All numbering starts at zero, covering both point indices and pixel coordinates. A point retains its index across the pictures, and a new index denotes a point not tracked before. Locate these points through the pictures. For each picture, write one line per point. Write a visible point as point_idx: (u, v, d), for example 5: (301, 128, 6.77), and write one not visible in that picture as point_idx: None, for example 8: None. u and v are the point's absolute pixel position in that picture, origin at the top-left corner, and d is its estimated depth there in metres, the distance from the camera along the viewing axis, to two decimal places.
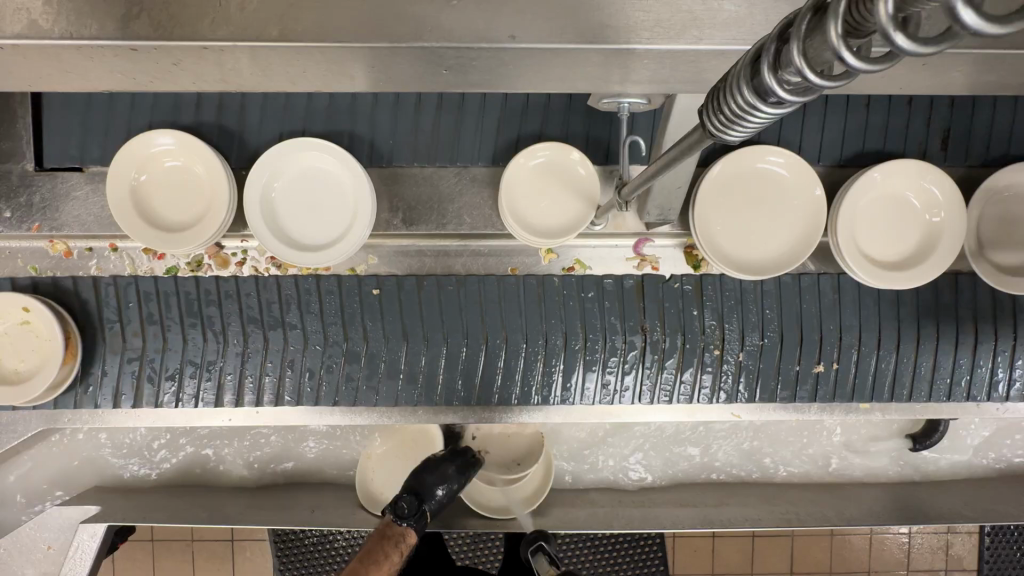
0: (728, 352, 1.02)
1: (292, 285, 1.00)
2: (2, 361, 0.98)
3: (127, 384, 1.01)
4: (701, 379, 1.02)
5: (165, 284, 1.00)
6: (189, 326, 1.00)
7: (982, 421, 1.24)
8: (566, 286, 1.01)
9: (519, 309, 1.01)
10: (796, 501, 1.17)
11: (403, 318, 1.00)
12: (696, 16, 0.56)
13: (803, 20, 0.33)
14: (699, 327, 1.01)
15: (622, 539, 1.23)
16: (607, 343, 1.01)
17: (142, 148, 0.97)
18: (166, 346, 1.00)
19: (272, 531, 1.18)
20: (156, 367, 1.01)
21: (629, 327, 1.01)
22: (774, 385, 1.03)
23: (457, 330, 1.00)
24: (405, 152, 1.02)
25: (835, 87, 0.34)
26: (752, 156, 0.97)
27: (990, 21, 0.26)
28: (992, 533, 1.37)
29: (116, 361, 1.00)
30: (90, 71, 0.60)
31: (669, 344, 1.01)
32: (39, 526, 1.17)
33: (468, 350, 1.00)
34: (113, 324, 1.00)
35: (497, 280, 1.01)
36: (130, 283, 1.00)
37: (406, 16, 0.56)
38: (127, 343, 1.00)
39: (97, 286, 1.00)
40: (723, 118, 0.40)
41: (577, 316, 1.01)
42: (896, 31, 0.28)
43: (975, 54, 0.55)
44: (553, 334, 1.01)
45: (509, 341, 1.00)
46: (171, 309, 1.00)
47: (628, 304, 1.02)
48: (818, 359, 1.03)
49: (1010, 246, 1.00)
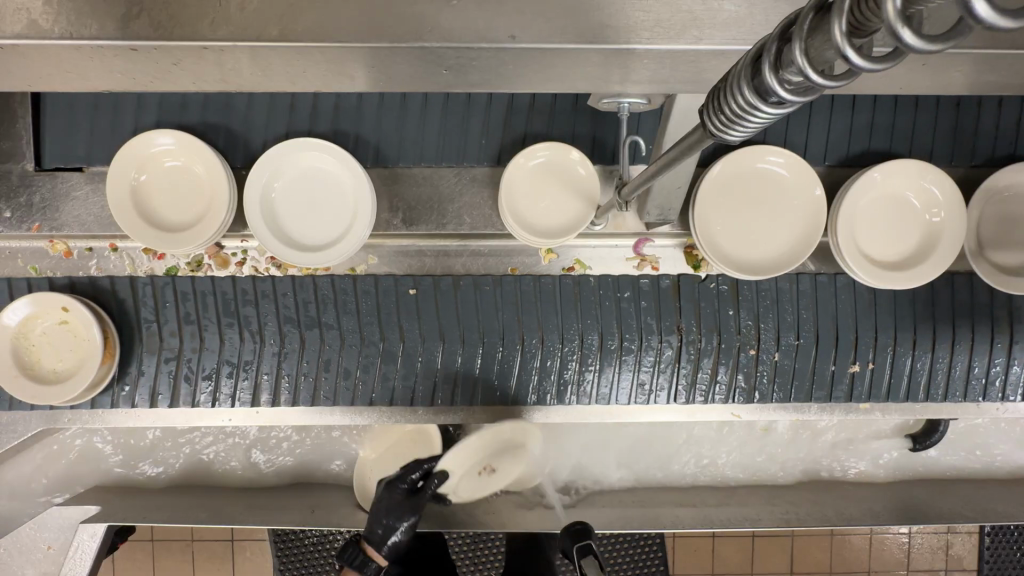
0: (764, 351, 1.02)
1: (328, 285, 1.01)
2: (41, 361, 0.99)
3: (164, 383, 1.01)
4: (738, 378, 1.03)
5: (202, 284, 1.01)
6: (226, 327, 1.01)
7: (982, 421, 1.23)
8: (602, 286, 1.02)
9: (557, 309, 1.01)
10: (796, 501, 1.17)
11: (439, 318, 1.01)
12: (696, 16, 0.56)
13: (805, 20, 0.33)
14: (735, 327, 1.02)
15: (622, 539, 1.23)
16: (643, 343, 1.02)
17: (142, 148, 0.97)
18: (203, 347, 1.01)
19: (272, 531, 1.18)
20: (194, 367, 1.01)
21: (665, 327, 1.02)
22: (808, 386, 1.04)
23: (495, 329, 1.01)
24: (405, 151, 1.02)
25: (836, 87, 0.35)
26: (752, 156, 0.97)
27: (1004, 15, 0.26)
28: (991, 533, 1.37)
29: (154, 362, 1.01)
30: (90, 71, 0.60)
31: (705, 344, 1.02)
32: (39, 525, 1.16)
33: (504, 350, 1.01)
34: (149, 324, 1.01)
35: (534, 280, 1.02)
36: (168, 283, 1.01)
37: (406, 16, 0.56)
38: (164, 344, 1.01)
39: (134, 286, 1.00)
40: (723, 118, 0.40)
41: (613, 316, 1.01)
42: (905, 28, 0.28)
43: (975, 54, 0.55)
44: (589, 333, 1.01)
45: (546, 340, 1.01)
46: (208, 310, 1.01)
47: (664, 303, 1.02)
48: (854, 359, 1.03)
49: (1011, 246, 1.00)
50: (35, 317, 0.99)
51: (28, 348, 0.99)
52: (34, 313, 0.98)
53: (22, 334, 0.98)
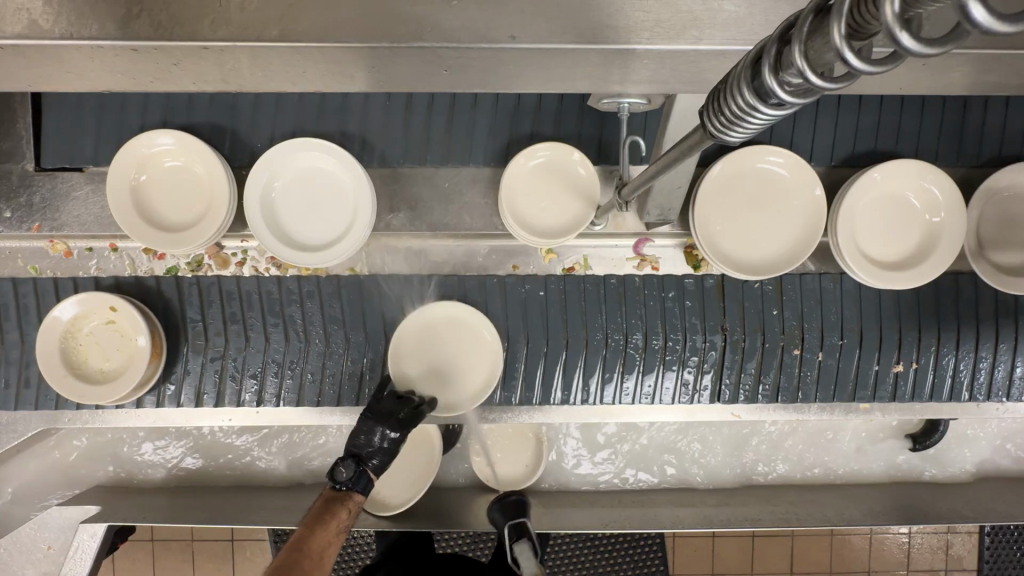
0: (809, 351, 1.03)
1: (375, 285, 1.02)
2: (89, 361, 0.99)
3: (208, 383, 1.02)
4: (782, 379, 1.04)
5: (247, 284, 1.01)
6: (271, 327, 1.01)
7: (982, 421, 1.23)
8: (647, 286, 1.03)
9: (603, 307, 1.02)
10: (795, 501, 1.17)
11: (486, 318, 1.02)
12: (696, 16, 0.56)
13: (805, 22, 0.33)
14: (781, 327, 1.03)
15: (623, 538, 1.23)
16: (688, 342, 1.02)
17: (142, 148, 0.97)
18: (248, 346, 1.01)
19: (273, 530, 1.21)
20: (239, 366, 1.02)
21: (710, 327, 1.02)
22: (851, 386, 1.05)
23: (540, 332, 1.02)
24: (404, 151, 1.02)
25: (836, 89, 0.34)
26: (752, 156, 0.97)
27: (1002, 19, 0.26)
28: (991, 533, 1.37)
29: (199, 361, 1.02)
30: (89, 71, 0.60)
31: (750, 344, 1.03)
32: (39, 526, 1.16)
33: (549, 350, 1.02)
34: (195, 324, 1.01)
35: (581, 279, 1.02)
36: (213, 283, 1.01)
37: (406, 17, 0.56)
38: (210, 343, 1.01)
39: (180, 286, 1.01)
40: (723, 119, 0.40)
41: (658, 315, 1.02)
42: (903, 31, 0.28)
43: (975, 54, 0.55)
44: (633, 332, 1.02)
45: (591, 340, 1.01)
46: (254, 309, 1.01)
47: (709, 303, 1.03)
48: (898, 358, 1.04)
49: (1011, 246, 1.00)
50: (83, 317, 0.99)
51: (76, 348, 0.99)
52: (82, 313, 0.99)
53: (71, 334, 0.99)
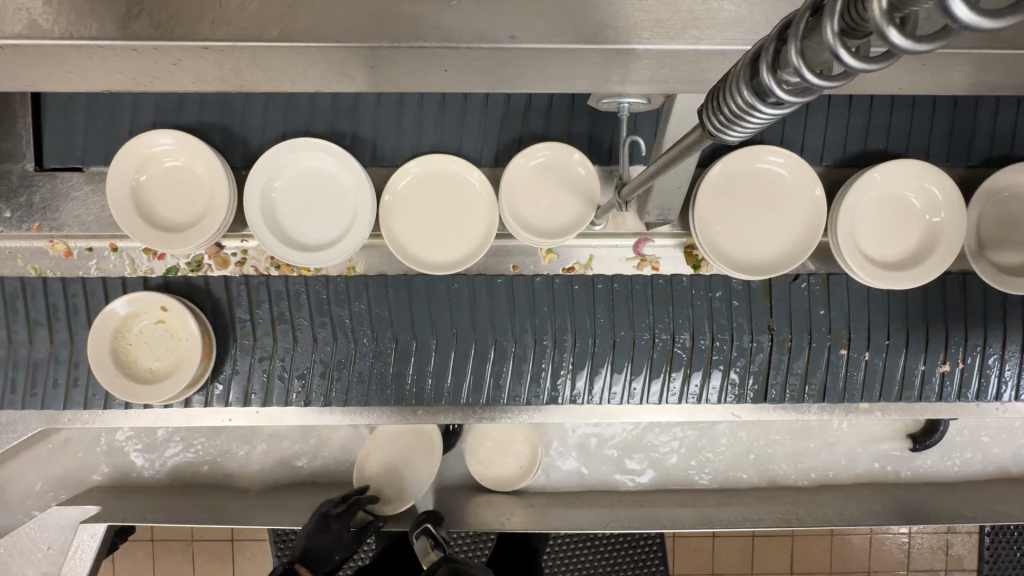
0: (855, 351, 1.03)
1: (423, 285, 1.01)
2: (138, 360, 0.99)
3: (257, 382, 1.01)
4: (829, 379, 1.04)
5: (296, 283, 1.01)
6: (319, 326, 1.01)
7: (982, 421, 1.23)
8: (694, 286, 1.02)
9: (649, 306, 1.02)
10: (796, 501, 1.18)
11: (532, 317, 1.01)
12: (695, 16, 0.56)
13: (800, 20, 0.33)
14: (827, 326, 1.02)
15: (624, 538, 1.23)
16: (735, 343, 1.02)
17: (142, 148, 0.97)
18: (297, 346, 1.01)
19: (272, 531, 1.20)
20: (288, 366, 1.01)
21: (757, 327, 1.02)
22: (897, 387, 1.05)
23: (586, 329, 1.01)
24: (403, 151, 1.02)
25: (835, 87, 0.34)
26: (751, 156, 0.97)
27: (986, 14, 0.26)
28: (992, 533, 1.37)
29: (248, 361, 1.01)
30: (90, 71, 0.60)
31: (796, 344, 1.02)
32: (39, 525, 1.16)
33: (597, 347, 1.01)
34: (244, 324, 1.01)
35: (627, 280, 1.02)
36: (262, 283, 1.01)
37: (406, 17, 0.56)
38: (258, 343, 1.01)
39: (229, 286, 1.01)
40: (723, 117, 0.40)
41: (704, 315, 1.02)
42: (891, 27, 0.28)
43: (974, 53, 0.55)
44: (680, 331, 1.02)
45: (638, 340, 1.01)
46: (303, 309, 1.00)
47: (756, 303, 1.02)
48: (943, 359, 1.04)
49: (1011, 246, 1.01)
50: (134, 317, 0.99)
51: (126, 348, 0.99)
52: (132, 312, 0.99)
53: (121, 333, 0.99)
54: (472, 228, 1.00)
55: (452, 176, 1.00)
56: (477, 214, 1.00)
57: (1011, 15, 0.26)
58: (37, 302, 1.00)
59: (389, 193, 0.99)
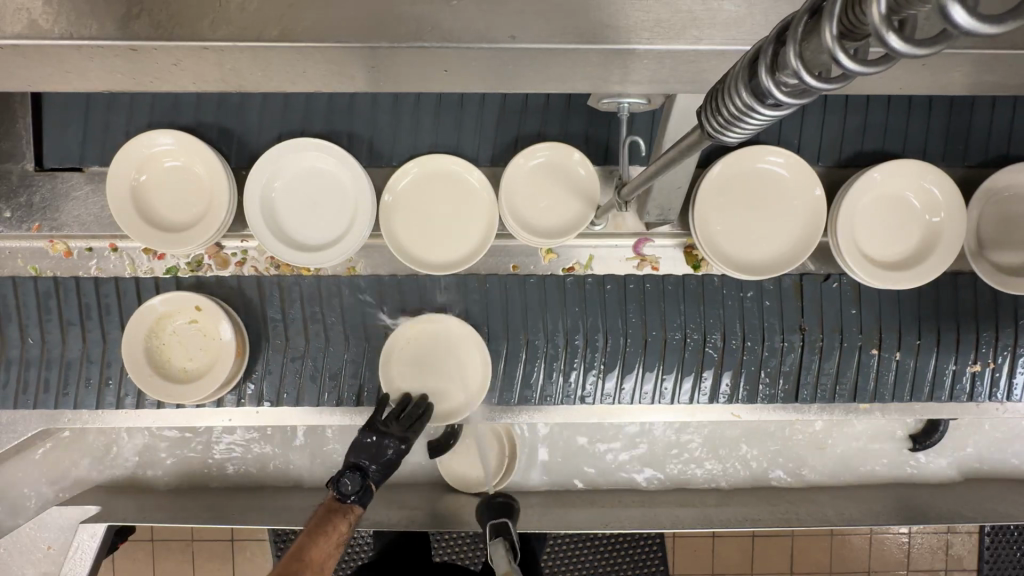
0: (886, 351, 1.03)
1: (454, 284, 1.03)
2: (172, 360, 1.00)
3: (290, 383, 1.03)
4: (860, 379, 1.04)
5: (327, 283, 1.02)
6: (351, 327, 1.03)
7: (982, 421, 1.23)
8: (725, 286, 1.03)
9: (681, 306, 1.02)
10: (796, 501, 1.18)
11: (565, 316, 1.02)
12: (695, 16, 0.56)
13: (799, 23, 0.33)
14: (858, 327, 1.03)
15: (622, 539, 1.23)
16: (767, 343, 1.03)
17: (142, 148, 0.97)
18: (329, 346, 1.02)
19: (272, 531, 1.21)
20: (320, 367, 1.03)
21: (788, 327, 1.03)
22: (928, 387, 1.05)
23: (617, 327, 1.02)
24: (403, 151, 1.02)
25: (834, 89, 0.34)
26: (752, 156, 0.97)
27: (986, 21, 0.26)
28: (991, 533, 1.37)
29: (281, 361, 1.02)
30: (89, 71, 0.60)
31: (827, 343, 1.03)
32: (39, 525, 1.15)
33: (629, 347, 1.02)
34: (276, 324, 1.02)
35: (659, 280, 1.03)
36: (295, 283, 1.02)
37: (407, 17, 0.56)
38: (291, 342, 1.02)
39: (262, 286, 1.02)
40: (722, 119, 0.40)
41: (736, 316, 1.02)
42: (891, 31, 0.28)
43: (975, 54, 0.55)
44: (712, 331, 1.02)
45: (669, 340, 1.02)
46: (335, 309, 1.02)
47: (787, 304, 1.03)
48: (975, 359, 1.04)
49: (1010, 246, 1.01)
50: (168, 316, 0.99)
51: (160, 347, 0.99)
52: (167, 312, 0.99)
53: (155, 333, 0.99)
54: (472, 227, 1.00)
55: (452, 176, 1.00)
56: (477, 215, 1.00)
57: (1009, 21, 0.26)
58: (69, 302, 1.00)
59: (389, 193, 0.99)
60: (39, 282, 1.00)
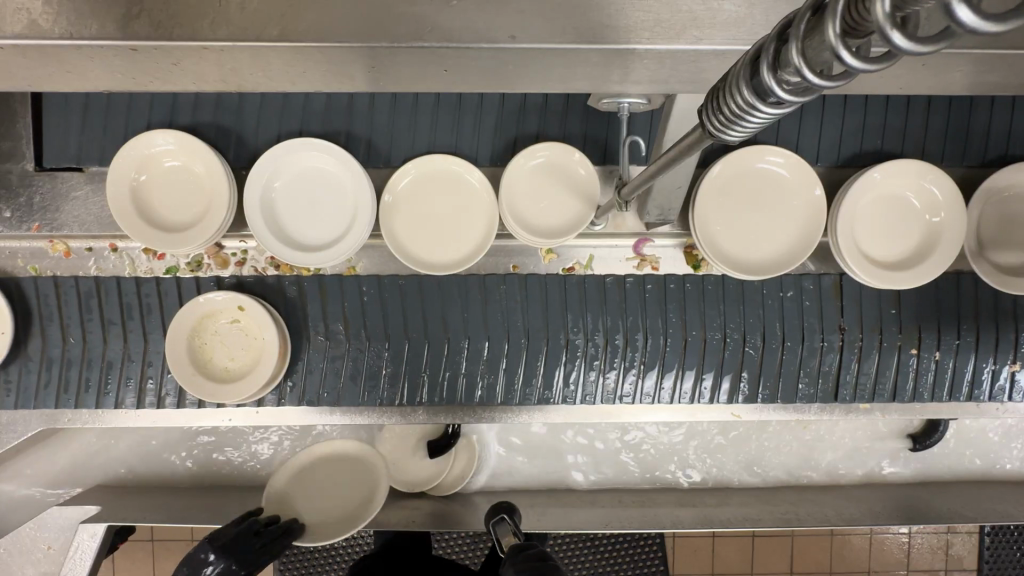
0: (925, 351, 1.03)
1: (496, 283, 1.02)
2: (214, 359, 1.00)
3: (331, 382, 1.03)
4: (898, 381, 1.04)
5: (367, 283, 1.01)
6: (391, 325, 1.02)
7: (981, 421, 1.23)
8: (766, 285, 1.02)
9: (721, 306, 1.02)
10: (795, 501, 1.18)
11: (605, 314, 1.02)
12: (695, 16, 0.56)
13: (802, 20, 0.33)
14: (898, 326, 1.03)
15: (621, 539, 1.24)
16: (807, 343, 1.03)
17: (142, 148, 0.97)
18: (368, 345, 1.01)
19: None
20: (359, 367, 1.02)
21: (828, 327, 1.03)
22: (966, 388, 1.05)
23: (657, 326, 1.02)
24: (402, 151, 1.02)
25: (835, 87, 0.34)
26: (752, 156, 0.97)
27: (989, 19, 0.26)
28: (992, 534, 1.37)
29: (321, 359, 1.02)
30: (89, 71, 0.60)
31: (867, 343, 1.03)
32: (39, 525, 1.15)
33: (668, 346, 1.02)
34: (316, 322, 1.01)
35: (699, 280, 1.02)
36: (337, 281, 1.02)
37: (407, 17, 0.56)
38: (331, 341, 1.02)
39: (302, 285, 1.01)
40: (723, 117, 0.40)
41: (776, 315, 1.02)
42: (894, 29, 0.28)
43: (974, 53, 0.55)
44: (751, 332, 1.02)
45: (708, 340, 1.02)
46: (376, 308, 1.01)
47: (826, 303, 1.03)
48: (1014, 359, 1.04)
49: (1011, 246, 1.01)
50: (211, 316, 0.99)
51: (201, 347, 0.99)
52: (210, 312, 0.99)
53: (197, 332, 0.99)
54: (472, 228, 1.00)
55: (452, 177, 1.00)
56: (476, 217, 1.00)
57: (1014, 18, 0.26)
58: (111, 301, 1.00)
59: (389, 193, 0.99)
60: (80, 282, 1.00)
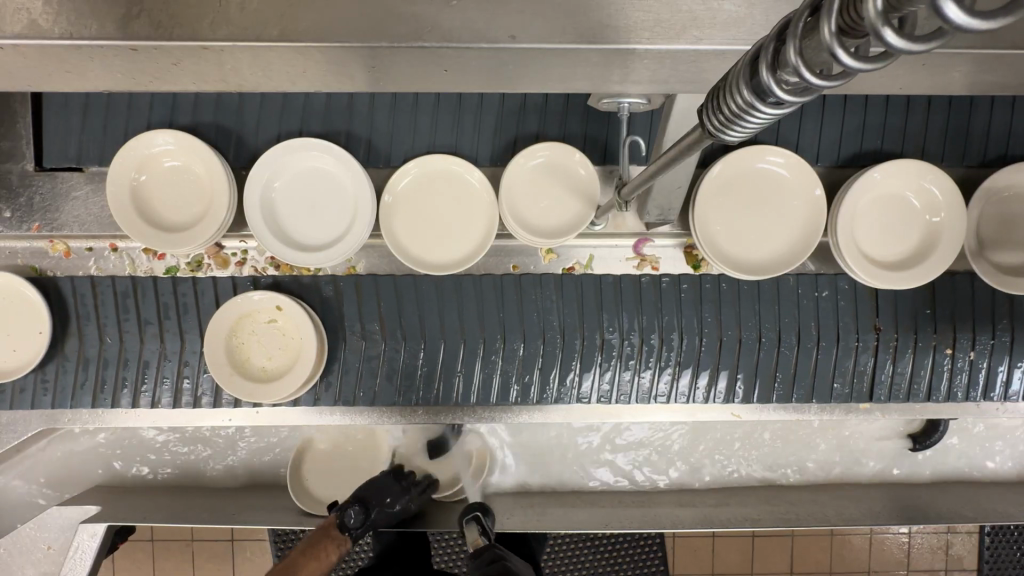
0: (960, 352, 1.03)
1: (534, 282, 1.02)
2: (251, 358, 1.00)
3: (367, 380, 1.02)
4: (933, 382, 1.04)
5: (405, 280, 1.01)
6: (428, 325, 1.01)
7: (982, 421, 1.23)
8: (801, 285, 1.03)
9: (756, 306, 1.02)
10: (795, 501, 1.18)
11: (642, 314, 1.02)
12: (695, 16, 0.56)
13: (800, 20, 0.33)
14: (933, 327, 1.02)
15: (621, 539, 1.23)
16: (843, 342, 1.02)
17: (141, 148, 0.97)
18: (405, 344, 1.01)
19: (272, 532, 1.21)
20: (395, 366, 1.02)
21: (863, 327, 1.02)
22: (998, 389, 1.05)
23: (692, 326, 1.01)
24: (401, 151, 1.02)
25: (834, 87, 0.34)
26: (752, 156, 0.97)
27: (977, 16, 0.26)
28: (992, 533, 1.37)
29: (359, 359, 1.02)
30: (89, 71, 0.60)
31: (902, 343, 1.03)
32: (39, 526, 1.14)
33: (703, 346, 1.01)
34: (353, 321, 1.01)
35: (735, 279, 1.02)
36: (373, 281, 1.01)
37: (407, 16, 0.56)
38: (369, 341, 1.01)
39: (338, 286, 1.01)
40: (722, 117, 0.40)
41: (812, 315, 1.02)
42: (887, 27, 0.28)
43: (974, 53, 0.55)
44: (787, 332, 1.02)
45: (744, 340, 1.02)
46: (412, 307, 1.01)
47: (861, 303, 1.03)
48: None
49: (1013, 246, 1.01)
50: (249, 316, 0.99)
51: (238, 347, 0.99)
52: (248, 312, 0.99)
53: (235, 332, 0.99)
54: (472, 228, 1.00)
55: (452, 177, 1.00)
56: (476, 217, 1.00)
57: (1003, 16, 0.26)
58: (148, 301, 1.00)
59: (389, 193, 0.99)
60: (116, 283, 1.00)
